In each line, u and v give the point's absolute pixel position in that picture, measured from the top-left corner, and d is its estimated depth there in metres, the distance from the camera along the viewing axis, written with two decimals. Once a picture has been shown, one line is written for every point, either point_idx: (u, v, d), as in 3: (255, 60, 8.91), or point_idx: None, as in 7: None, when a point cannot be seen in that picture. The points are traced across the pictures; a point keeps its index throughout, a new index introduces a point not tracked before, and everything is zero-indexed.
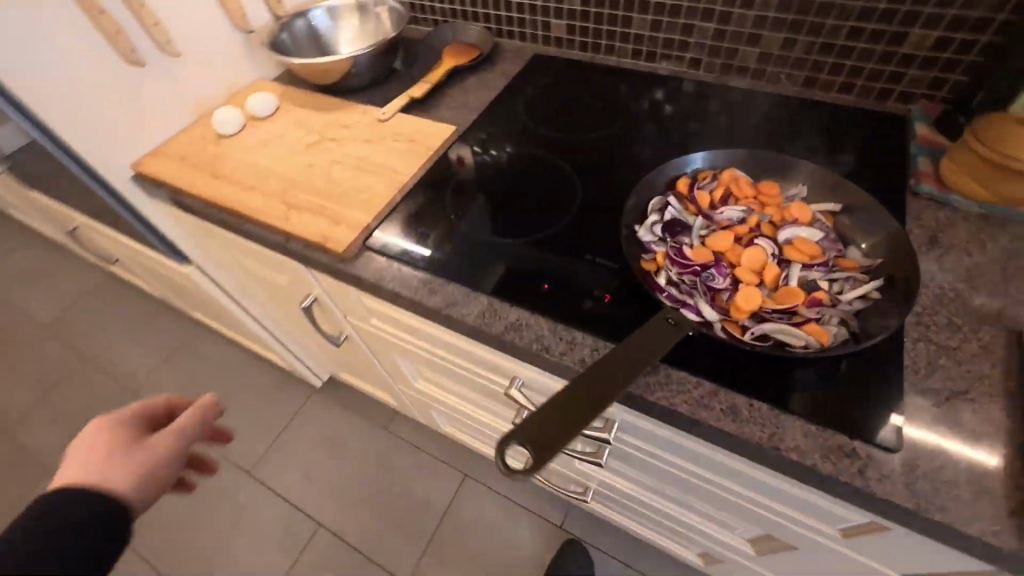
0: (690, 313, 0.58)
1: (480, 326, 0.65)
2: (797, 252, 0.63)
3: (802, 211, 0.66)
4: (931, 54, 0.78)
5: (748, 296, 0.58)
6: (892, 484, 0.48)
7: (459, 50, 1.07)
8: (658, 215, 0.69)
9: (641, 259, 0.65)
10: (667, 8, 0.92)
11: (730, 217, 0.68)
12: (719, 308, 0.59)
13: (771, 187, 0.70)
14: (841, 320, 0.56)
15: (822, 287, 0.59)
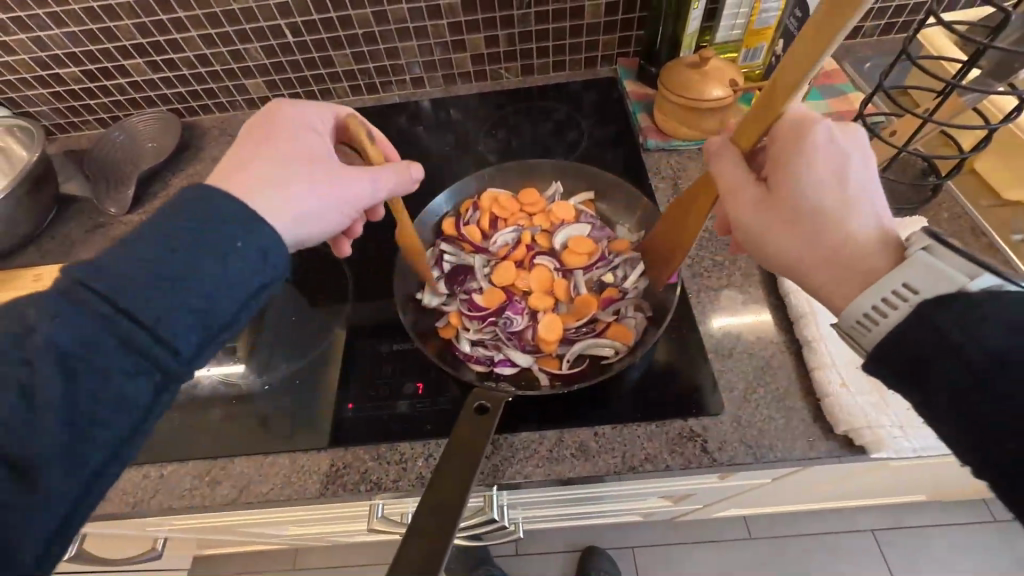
0: (503, 370, 0.54)
1: (288, 496, 0.52)
2: (571, 256, 0.63)
3: (564, 210, 0.67)
4: (608, 19, 0.83)
5: (551, 327, 0.56)
6: (731, 441, 0.50)
7: (146, 148, 0.87)
8: (440, 274, 0.62)
9: (440, 332, 0.58)
10: (360, 37, 0.85)
11: (507, 250, 0.65)
12: (529, 348, 0.56)
13: (528, 193, 0.68)
14: (628, 310, 0.58)
15: (607, 285, 0.60)
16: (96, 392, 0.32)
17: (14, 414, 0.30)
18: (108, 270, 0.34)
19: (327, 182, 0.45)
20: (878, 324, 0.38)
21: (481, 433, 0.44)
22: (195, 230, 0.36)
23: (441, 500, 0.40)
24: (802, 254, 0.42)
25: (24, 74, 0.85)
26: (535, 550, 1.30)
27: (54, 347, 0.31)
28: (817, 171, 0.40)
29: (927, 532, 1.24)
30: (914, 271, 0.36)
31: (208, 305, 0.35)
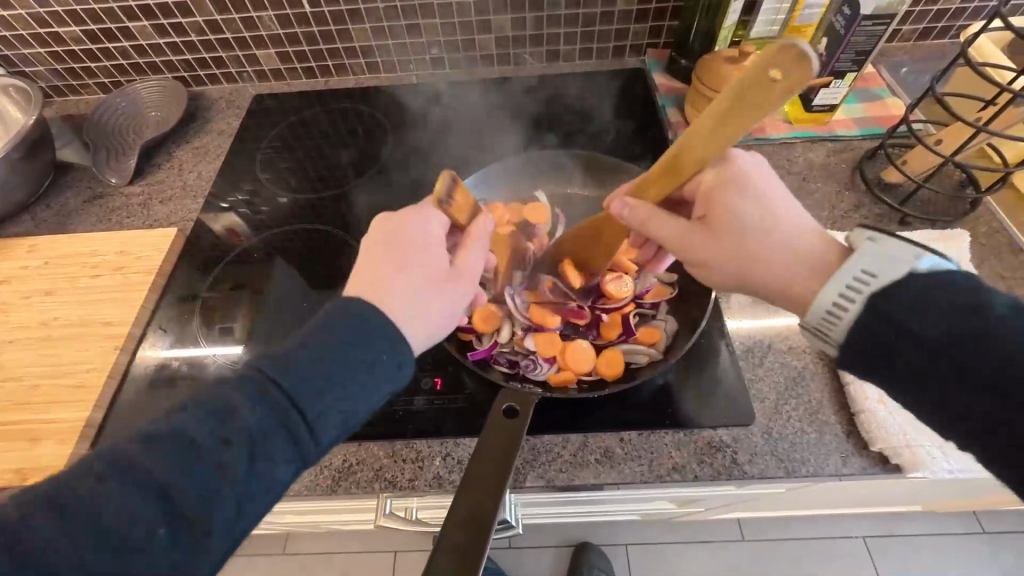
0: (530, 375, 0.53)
1: (298, 491, 0.50)
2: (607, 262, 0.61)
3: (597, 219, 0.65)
4: (642, 7, 0.80)
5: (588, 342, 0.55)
6: (758, 453, 0.48)
7: (150, 117, 0.83)
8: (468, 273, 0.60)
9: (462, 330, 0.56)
10: (381, 12, 0.80)
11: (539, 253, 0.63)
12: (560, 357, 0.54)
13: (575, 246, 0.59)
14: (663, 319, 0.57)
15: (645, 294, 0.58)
16: (257, 470, 0.33)
17: (215, 477, 0.32)
18: (281, 362, 0.36)
19: (452, 292, 0.43)
20: (840, 319, 0.37)
21: (511, 436, 0.42)
22: (360, 334, 0.37)
23: (482, 489, 0.39)
24: (746, 265, 0.43)
25: (21, 31, 0.80)
26: (529, 544, 1.29)
27: (246, 403, 0.34)
28: (742, 201, 0.43)
29: (918, 541, 1.24)
30: (864, 262, 0.37)
31: (349, 411, 0.36)
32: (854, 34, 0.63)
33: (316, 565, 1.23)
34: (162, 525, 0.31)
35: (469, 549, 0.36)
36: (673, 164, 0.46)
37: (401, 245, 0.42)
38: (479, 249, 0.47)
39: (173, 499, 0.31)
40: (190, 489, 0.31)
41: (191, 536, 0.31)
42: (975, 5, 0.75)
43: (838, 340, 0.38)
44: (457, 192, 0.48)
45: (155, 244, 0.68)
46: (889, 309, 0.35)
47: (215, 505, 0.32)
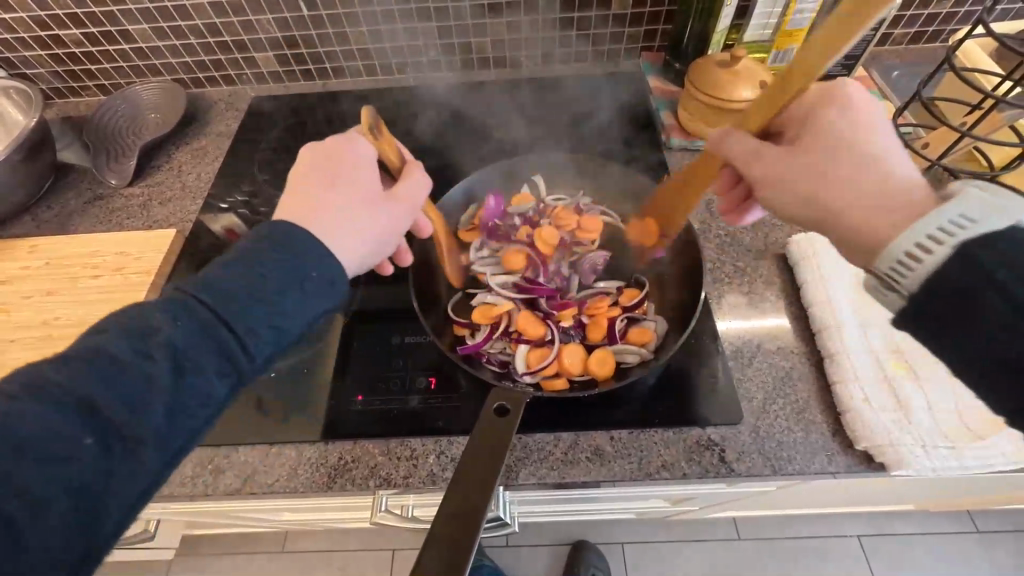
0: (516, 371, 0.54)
1: (294, 488, 0.51)
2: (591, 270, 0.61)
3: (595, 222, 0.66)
4: (636, 11, 0.81)
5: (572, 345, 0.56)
6: (745, 452, 0.49)
7: (150, 118, 0.84)
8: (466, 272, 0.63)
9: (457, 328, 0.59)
10: (378, 15, 0.81)
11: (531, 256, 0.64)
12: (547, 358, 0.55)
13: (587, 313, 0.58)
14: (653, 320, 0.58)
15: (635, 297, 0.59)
16: (149, 421, 0.32)
17: (141, 384, 0.32)
18: (207, 283, 0.36)
19: (378, 206, 0.43)
20: (916, 266, 0.34)
21: (501, 434, 0.43)
22: (293, 258, 0.37)
23: (472, 486, 0.40)
24: (819, 184, 0.40)
25: (22, 34, 0.81)
26: (526, 543, 1.30)
27: (137, 352, 0.33)
28: (835, 118, 0.42)
29: (913, 540, 1.25)
30: (964, 209, 0.34)
31: (282, 327, 0.36)
32: None
33: (315, 563, 1.24)
34: (32, 487, 0.29)
35: (459, 545, 0.37)
36: (784, 76, 0.43)
37: (340, 163, 0.43)
38: (414, 185, 0.47)
39: (94, 409, 0.31)
40: (68, 445, 0.30)
41: (120, 442, 0.31)
42: (965, 10, 0.75)
43: (911, 289, 0.35)
44: (384, 130, 0.47)
45: (155, 244, 0.69)
46: (991, 266, 0.32)
47: (140, 412, 0.32)
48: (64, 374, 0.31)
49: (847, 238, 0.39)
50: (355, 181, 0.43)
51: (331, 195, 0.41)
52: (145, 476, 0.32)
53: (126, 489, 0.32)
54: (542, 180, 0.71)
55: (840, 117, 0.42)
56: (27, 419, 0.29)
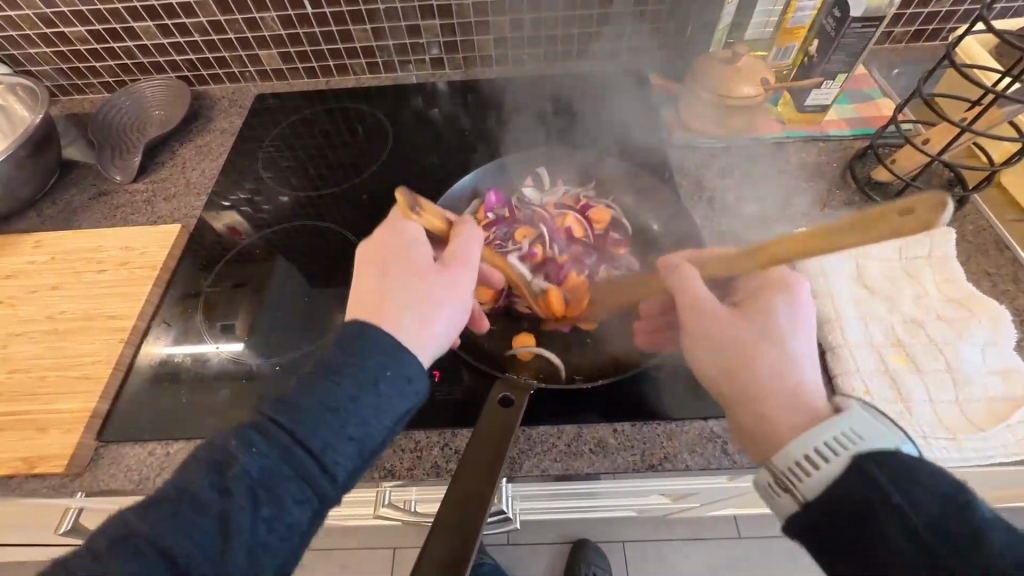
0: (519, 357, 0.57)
1: None
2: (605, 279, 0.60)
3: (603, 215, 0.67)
4: (637, 9, 0.81)
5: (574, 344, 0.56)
6: (746, 444, 0.50)
7: (155, 116, 0.84)
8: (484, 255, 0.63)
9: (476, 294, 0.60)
10: (381, 13, 0.82)
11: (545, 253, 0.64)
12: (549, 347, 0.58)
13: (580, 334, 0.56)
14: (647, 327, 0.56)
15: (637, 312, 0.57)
16: (232, 560, 0.32)
17: (222, 527, 0.32)
18: (281, 405, 0.36)
19: (443, 277, 0.44)
20: (815, 471, 0.36)
21: (505, 424, 0.44)
22: (360, 363, 0.38)
23: (476, 477, 0.40)
24: (738, 365, 0.43)
25: (27, 31, 0.82)
26: (526, 541, 1.30)
27: (218, 490, 0.33)
28: (782, 308, 0.45)
29: None
30: (853, 424, 0.37)
31: (361, 437, 0.37)
32: (844, 36, 0.65)
33: (317, 560, 1.24)
34: None
35: (463, 535, 0.37)
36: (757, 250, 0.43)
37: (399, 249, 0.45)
38: (469, 243, 0.46)
39: (178, 562, 0.31)
40: None
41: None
42: (964, 8, 0.76)
43: (806, 496, 0.36)
44: (422, 202, 0.47)
45: (159, 240, 0.70)
46: (881, 478, 0.34)
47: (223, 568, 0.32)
48: (143, 517, 0.32)
49: (770, 418, 0.41)
50: (414, 261, 0.44)
51: (400, 279, 0.43)
52: None
53: None
54: (546, 174, 0.72)
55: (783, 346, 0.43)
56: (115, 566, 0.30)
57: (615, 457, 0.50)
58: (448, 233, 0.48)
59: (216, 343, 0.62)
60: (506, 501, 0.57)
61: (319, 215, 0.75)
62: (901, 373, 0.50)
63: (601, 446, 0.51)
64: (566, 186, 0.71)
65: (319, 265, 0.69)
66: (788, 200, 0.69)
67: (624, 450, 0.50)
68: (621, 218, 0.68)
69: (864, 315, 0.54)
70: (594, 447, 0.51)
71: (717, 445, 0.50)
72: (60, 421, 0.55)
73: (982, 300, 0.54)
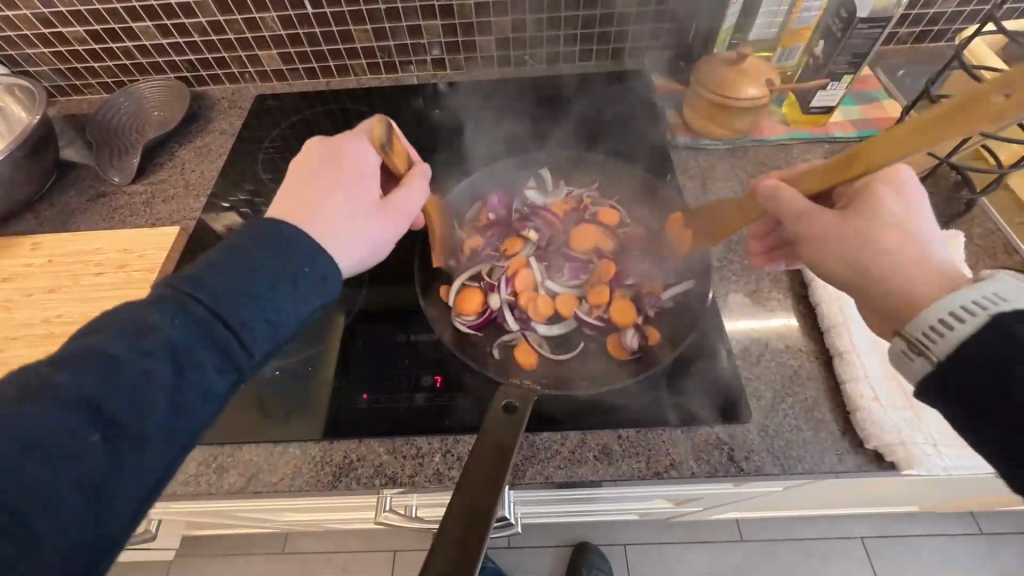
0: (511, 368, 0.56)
1: (299, 487, 0.50)
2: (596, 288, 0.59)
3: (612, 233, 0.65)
4: (641, 9, 0.81)
5: None
6: (754, 452, 0.49)
7: (154, 116, 0.84)
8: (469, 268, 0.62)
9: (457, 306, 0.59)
10: (382, 13, 0.81)
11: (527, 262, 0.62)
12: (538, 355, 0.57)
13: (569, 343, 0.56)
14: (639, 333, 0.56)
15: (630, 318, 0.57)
16: (149, 420, 0.32)
17: (137, 388, 0.32)
18: (198, 282, 0.35)
19: (374, 209, 0.46)
20: (949, 333, 0.34)
21: (509, 432, 0.43)
22: (279, 250, 0.38)
23: (481, 486, 0.39)
24: (863, 259, 0.40)
25: (25, 31, 0.81)
26: (527, 543, 1.29)
27: (136, 350, 0.32)
28: (887, 197, 0.41)
29: (917, 541, 1.24)
30: (997, 289, 0.34)
31: (280, 321, 0.37)
32: (850, 37, 0.64)
33: (317, 562, 1.23)
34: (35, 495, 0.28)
35: (468, 544, 0.37)
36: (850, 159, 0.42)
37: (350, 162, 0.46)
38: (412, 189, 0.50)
39: (104, 423, 0.31)
40: (69, 445, 0.29)
41: (125, 441, 0.31)
42: (970, 9, 0.75)
43: (940, 357, 0.34)
44: (394, 141, 0.51)
45: (157, 243, 0.69)
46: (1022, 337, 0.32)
47: (135, 430, 0.31)
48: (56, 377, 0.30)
49: (901, 297, 0.38)
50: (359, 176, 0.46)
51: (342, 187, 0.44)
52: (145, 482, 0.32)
53: (120, 506, 0.31)
54: (549, 175, 0.71)
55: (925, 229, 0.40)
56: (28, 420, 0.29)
57: (620, 462, 0.49)
58: (401, 173, 0.51)
59: None
60: (510, 508, 0.56)
61: None
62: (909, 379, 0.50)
63: (606, 451, 0.50)
64: (569, 188, 0.71)
65: None
66: None
67: (629, 456, 0.50)
68: (625, 220, 0.67)
69: None
70: (598, 452, 0.50)
71: (724, 452, 0.49)
72: None
73: None
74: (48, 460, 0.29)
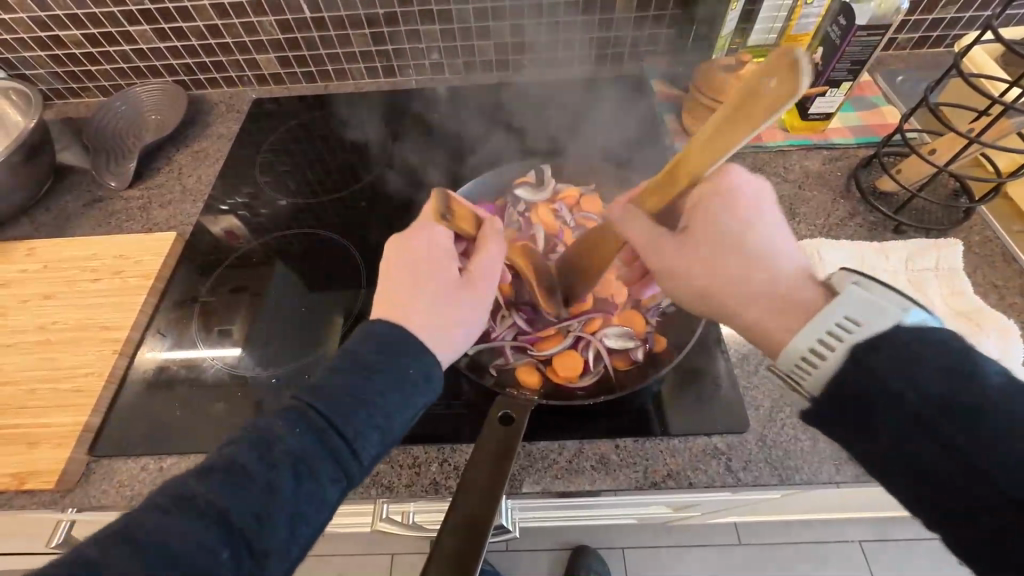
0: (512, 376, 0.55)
1: None
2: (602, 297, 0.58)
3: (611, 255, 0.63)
4: (639, 14, 0.80)
5: (566, 364, 0.54)
6: (752, 463, 0.49)
7: (151, 121, 0.83)
8: None
9: None
10: (381, 18, 0.81)
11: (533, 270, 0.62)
12: (540, 364, 0.55)
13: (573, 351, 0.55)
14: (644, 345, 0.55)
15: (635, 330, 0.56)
16: (274, 533, 0.32)
17: (264, 498, 0.32)
18: (318, 390, 0.36)
19: (460, 297, 0.45)
20: (816, 366, 0.37)
21: (506, 442, 0.43)
22: (394, 361, 0.39)
23: (477, 497, 0.39)
24: (716, 281, 0.42)
25: (22, 35, 0.81)
26: (525, 547, 1.29)
27: (264, 460, 0.33)
28: (725, 214, 0.42)
29: (913, 545, 1.24)
30: (848, 308, 0.35)
31: (388, 429, 0.37)
32: (849, 44, 0.64)
33: (314, 566, 1.23)
34: None
35: (464, 556, 0.37)
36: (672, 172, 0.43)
37: (423, 250, 0.46)
38: (493, 257, 0.48)
39: (232, 528, 0.31)
40: (209, 559, 0.30)
41: (252, 557, 0.31)
42: (969, 16, 0.75)
43: (813, 386, 0.38)
44: (454, 204, 0.48)
45: (154, 248, 0.69)
46: (878, 369, 0.34)
47: (266, 532, 0.32)
48: (203, 484, 0.32)
49: (740, 312, 0.42)
50: (434, 262, 0.45)
51: (423, 284, 0.44)
52: None
53: None
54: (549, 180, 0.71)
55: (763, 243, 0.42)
56: (175, 536, 0.30)
57: (618, 472, 0.49)
58: (472, 234, 0.48)
59: (212, 352, 0.61)
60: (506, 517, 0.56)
61: (317, 223, 0.74)
62: None
63: (603, 460, 0.50)
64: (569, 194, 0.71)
65: (316, 272, 0.68)
66: (793, 209, 0.67)
67: (627, 466, 0.49)
68: None
69: None
70: (596, 462, 0.50)
71: (722, 462, 0.49)
72: (50, 436, 0.54)
73: (988, 314, 0.54)
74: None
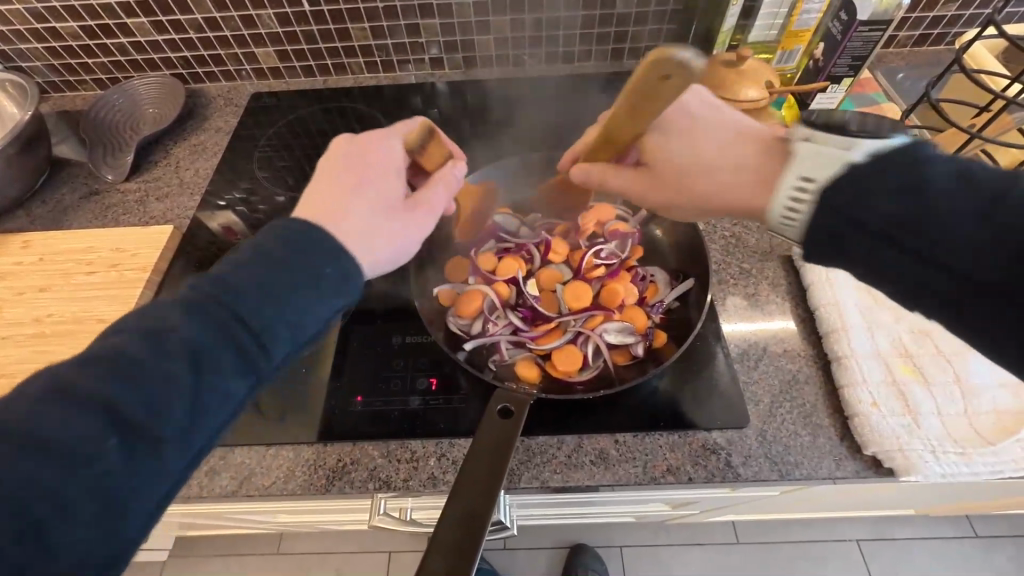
0: (511, 372, 0.55)
1: (292, 490, 0.50)
2: (605, 294, 0.57)
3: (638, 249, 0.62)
4: (640, 9, 0.80)
5: (565, 361, 0.53)
6: (751, 458, 0.48)
7: (148, 114, 0.83)
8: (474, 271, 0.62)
9: (458, 312, 0.58)
10: (380, 11, 0.80)
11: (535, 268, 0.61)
12: (539, 361, 0.55)
13: (571, 348, 0.54)
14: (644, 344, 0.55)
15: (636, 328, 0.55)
16: (168, 421, 0.32)
17: (159, 389, 0.32)
18: (223, 283, 0.35)
19: (394, 205, 0.44)
20: (794, 212, 0.40)
21: (505, 437, 0.43)
22: (305, 259, 0.37)
23: (474, 492, 0.39)
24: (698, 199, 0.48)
25: (18, 26, 0.80)
26: (523, 545, 1.29)
27: (159, 351, 0.32)
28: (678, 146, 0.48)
29: (911, 543, 1.25)
30: (802, 168, 0.39)
31: (297, 326, 0.36)
32: (851, 39, 0.64)
33: (311, 564, 1.23)
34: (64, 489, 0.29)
35: (461, 550, 0.37)
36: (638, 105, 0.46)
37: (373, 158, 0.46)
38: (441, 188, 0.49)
39: (121, 417, 0.31)
40: (95, 446, 0.30)
41: (142, 441, 0.31)
42: (971, 13, 0.75)
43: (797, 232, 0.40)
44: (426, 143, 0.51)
45: (150, 241, 0.68)
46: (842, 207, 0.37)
47: (160, 420, 0.31)
48: (85, 376, 0.31)
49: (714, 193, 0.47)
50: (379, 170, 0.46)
51: (365, 184, 0.44)
52: (166, 481, 0.32)
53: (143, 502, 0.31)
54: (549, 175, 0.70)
55: (732, 142, 0.46)
56: (51, 421, 0.29)
57: (618, 467, 0.49)
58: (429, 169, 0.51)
59: None
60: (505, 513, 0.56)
61: None
62: (909, 386, 0.49)
63: (603, 455, 0.50)
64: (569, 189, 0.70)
65: None
66: None
67: (628, 460, 0.49)
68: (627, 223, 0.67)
69: (870, 324, 0.53)
70: (596, 457, 0.50)
71: (722, 458, 0.49)
72: None
73: None
74: (76, 458, 0.29)
